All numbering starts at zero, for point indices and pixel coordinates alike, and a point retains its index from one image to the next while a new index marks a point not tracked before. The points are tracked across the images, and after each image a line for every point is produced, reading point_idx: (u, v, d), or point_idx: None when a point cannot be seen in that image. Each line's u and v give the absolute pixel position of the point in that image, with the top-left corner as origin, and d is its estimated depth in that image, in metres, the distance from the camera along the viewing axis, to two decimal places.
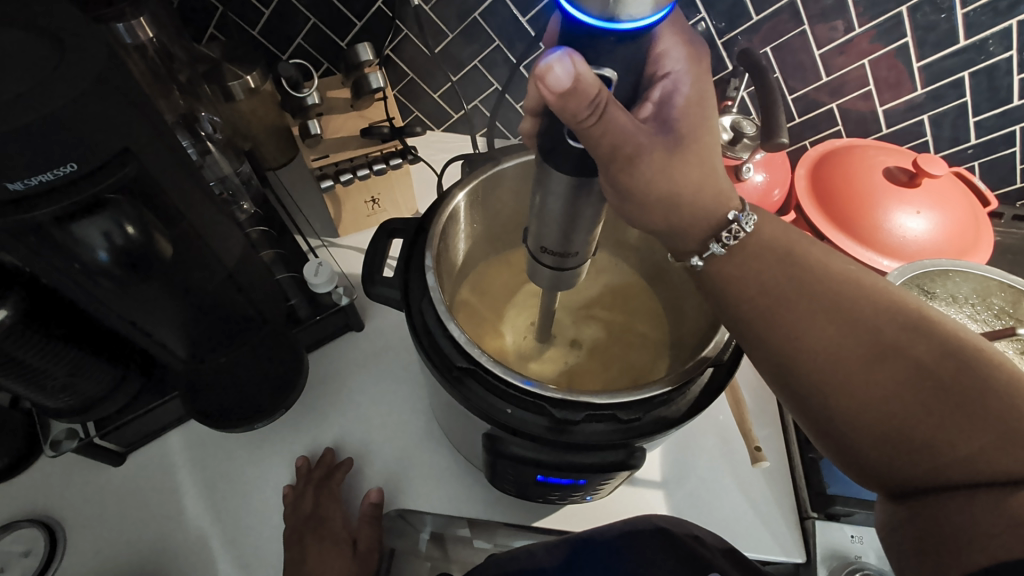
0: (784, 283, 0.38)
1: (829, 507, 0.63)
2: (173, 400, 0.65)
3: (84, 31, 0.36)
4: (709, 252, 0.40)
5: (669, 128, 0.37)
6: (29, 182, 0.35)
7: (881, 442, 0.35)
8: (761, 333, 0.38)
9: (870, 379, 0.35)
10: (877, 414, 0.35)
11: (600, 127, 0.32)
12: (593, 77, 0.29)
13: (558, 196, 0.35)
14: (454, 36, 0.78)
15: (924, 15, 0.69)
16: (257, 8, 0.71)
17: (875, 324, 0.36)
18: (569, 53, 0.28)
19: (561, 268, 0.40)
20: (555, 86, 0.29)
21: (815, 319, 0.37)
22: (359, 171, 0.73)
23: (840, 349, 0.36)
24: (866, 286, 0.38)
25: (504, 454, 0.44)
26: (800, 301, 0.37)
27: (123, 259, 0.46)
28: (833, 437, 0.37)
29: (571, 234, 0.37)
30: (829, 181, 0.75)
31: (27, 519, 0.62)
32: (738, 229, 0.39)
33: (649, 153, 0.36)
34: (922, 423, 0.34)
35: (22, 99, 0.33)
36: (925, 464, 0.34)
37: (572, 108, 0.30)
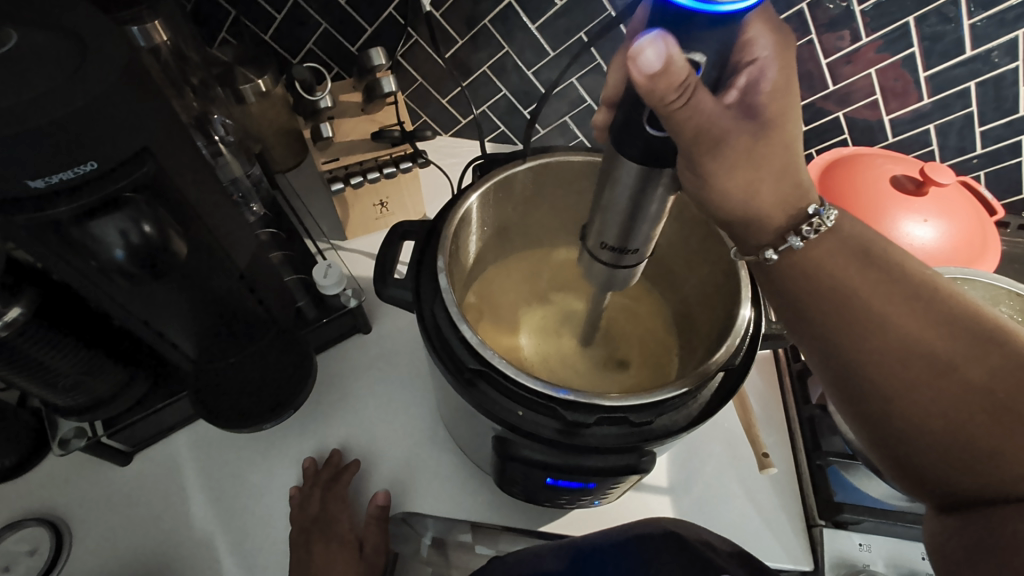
0: (850, 283, 0.37)
1: (837, 515, 0.62)
2: (183, 399, 0.64)
3: (105, 33, 0.36)
4: (787, 245, 0.38)
5: (754, 113, 0.37)
6: (49, 180, 0.36)
7: (941, 452, 0.35)
8: (822, 338, 0.38)
9: (937, 387, 0.35)
10: (941, 423, 0.35)
11: (688, 109, 0.32)
12: (685, 62, 0.30)
13: (627, 185, 0.36)
14: (463, 42, 0.79)
15: (931, 26, 0.69)
16: (270, 13, 0.72)
17: (950, 339, 0.35)
18: (663, 36, 0.29)
19: (616, 265, 0.42)
20: (645, 68, 0.29)
21: (884, 325, 0.36)
22: (369, 174, 0.74)
23: (908, 357, 0.35)
24: (935, 295, 0.36)
25: (515, 457, 0.44)
26: (866, 311, 0.36)
27: (140, 259, 0.45)
28: (890, 442, 0.37)
29: (632, 228, 0.39)
30: (850, 184, 0.74)
31: (33, 518, 0.62)
32: (820, 223, 0.38)
33: (733, 137, 0.35)
34: (988, 436, 0.33)
35: (47, 97, 0.33)
36: (985, 475, 0.34)
37: (660, 90, 0.30)
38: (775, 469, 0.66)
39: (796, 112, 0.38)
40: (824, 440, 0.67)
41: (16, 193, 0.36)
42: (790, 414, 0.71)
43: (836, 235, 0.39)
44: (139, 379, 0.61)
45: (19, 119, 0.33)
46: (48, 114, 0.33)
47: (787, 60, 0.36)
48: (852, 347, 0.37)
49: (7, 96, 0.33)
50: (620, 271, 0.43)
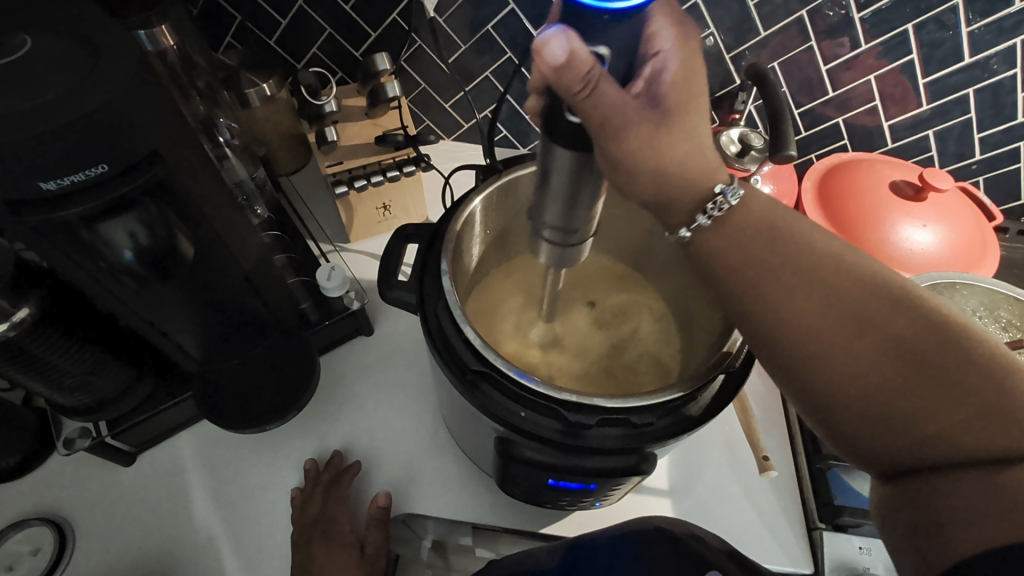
0: (764, 260, 0.38)
1: (837, 518, 0.63)
2: (187, 401, 0.65)
3: (118, 39, 0.37)
4: (696, 224, 0.40)
5: (657, 102, 0.38)
6: (62, 182, 0.37)
7: (866, 418, 0.35)
8: (744, 310, 0.39)
9: (851, 348, 0.35)
10: (863, 387, 0.34)
11: (592, 99, 0.32)
12: (589, 55, 0.30)
13: (562, 174, 0.37)
14: (466, 48, 0.80)
15: (930, 33, 0.70)
16: (276, 18, 0.73)
17: (858, 302, 0.35)
18: (564, 31, 0.29)
19: (563, 244, 0.42)
20: (550, 59, 0.30)
21: (796, 294, 0.36)
22: (372, 177, 0.75)
23: (820, 323, 0.36)
24: (851, 264, 0.37)
25: (517, 457, 0.45)
26: (779, 279, 0.37)
27: (147, 260, 0.47)
28: (821, 414, 0.37)
29: (572, 212, 0.39)
30: (835, 186, 0.76)
31: (36, 517, 0.62)
32: (724, 202, 0.39)
33: (635, 126, 0.36)
34: (906, 397, 0.33)
35: (61, 99, 0.34)
36: (909, 437, 0.33)
37: (566, 81, 0.31)
38: (775, 472, 0.66)
39: (701, 101, 0.40)
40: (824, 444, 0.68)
41: (29, 194, 0.37)
42: (791, 417, 0.71)
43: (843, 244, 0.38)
44: (144, 379, 0.62)
45: (34, 121, 0.33)
46: (61, 117, 0.34)
47: (689, 52, 0.38)
48: (771, 320, 0.37)
49: (23, 99, 0.33)
50: (569, 251, 0.43)
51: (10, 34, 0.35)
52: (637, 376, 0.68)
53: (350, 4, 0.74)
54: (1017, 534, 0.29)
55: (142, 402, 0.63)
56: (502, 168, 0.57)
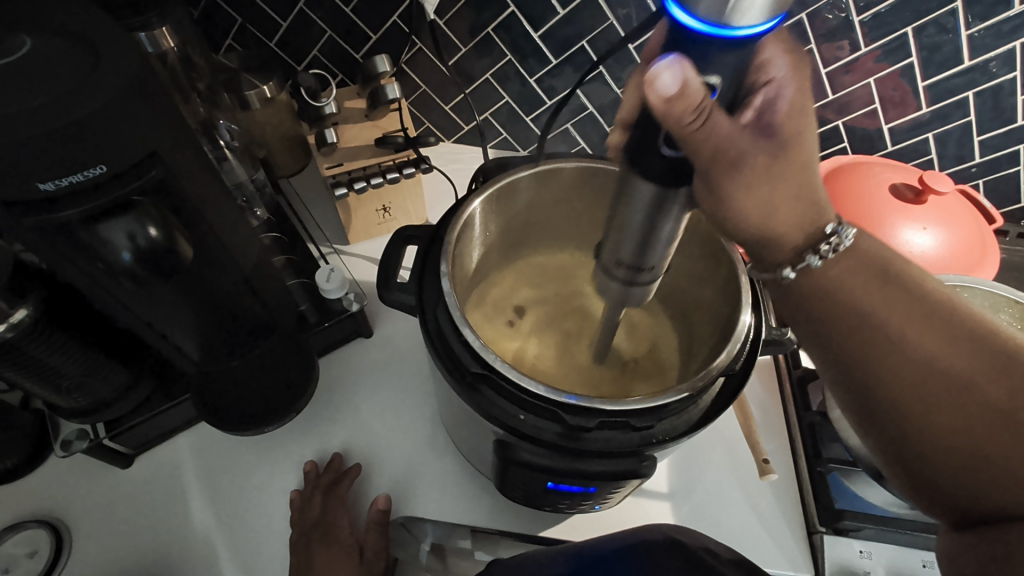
0: (876, 309, 0.36)
1: (837, 522, 0.62)
2: (185, 402, 0.65)
3: (119, 40, 0.37)
4: (805, 264, 0.37)
5: (771, 133, 0.36)
6: (60, 182, 0.37)
7: (957, 469, 0.35)
8: (845, 355, 0.37)
9: (957, 405, 0.35)
10: (959, 440, 0.35)
11: (702, 131, 0.32)
12: (700, 86, 0.30)
13: (642, 206, 0.36)
14: (467, 50, 0.80)
15: (929, 36, 0.70)
16: (276, 20, 0.73)
17: (970, 358, 0.35)
18: (679, 60, 0.29)
19: (631, 283, 0.43)
20: (662, 91, 0.30)
21: (906, 343, 0.36)
22: (372, 179, 0.74)
23: (926, 375, 0.35)
24: (962, 316, 0.36)
25: (515, 461, 0.45)
26: (892, 331, 0.36)
27: (146, 261, 0.46)
28: (906, 457, 0.37)
29: (647, 249, 0.39)
30: (863, 190, 0.74)
31: (34, 519, 0.62)
32: (839, 242, 0.37)
33: (750, 159, 0.35)
34: (1009, 461, 0.34)
35: (59, 101, 0.34)
36: (998, 491, 0.34)
37: (676, 113, 0.31)
38: (775, 475, 0.65)
39: (814, 126, 0.37)
40: (824, 445, 0.67)
41: (27, 195, 0.37)
42: (790, 421, 0.71)
43: (886, 262, 0.37)
44: (143, 381, 0.62)
45: (31, 123, 0.33)
46: (59, 118, 0.34)
47: (804, 78, 0.35)
48: (872, 366, 0.37)
49: (23, 99, 0.33)
50: (635, 289, 0.44)
51: (9, 35, 0.35)
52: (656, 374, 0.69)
53: (350, 7, 0.74)
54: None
55: (141, 403, 0.62)
56: (500, 171, 0.57)
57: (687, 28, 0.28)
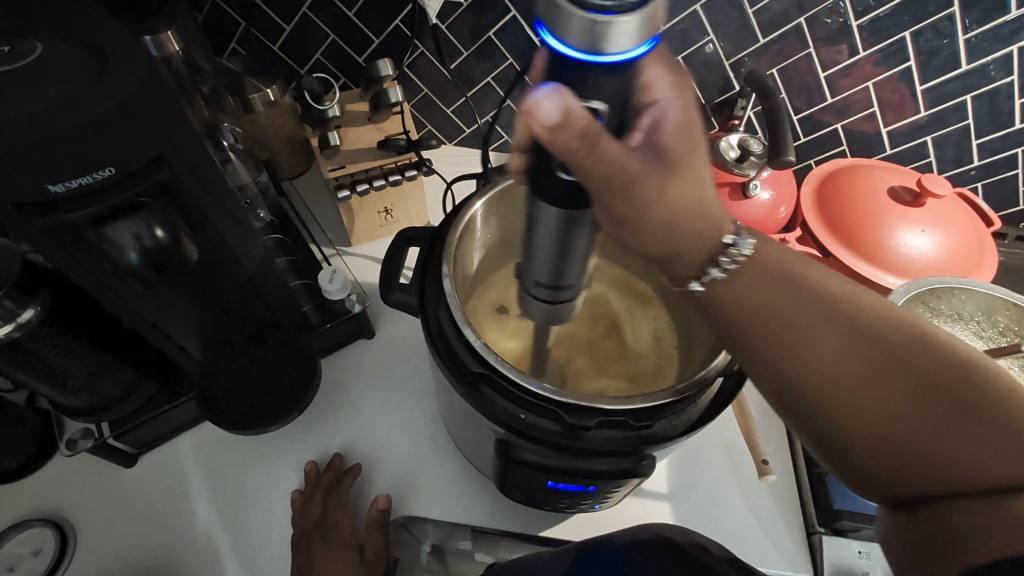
0: (765, 293, 0.37)
1: (836, 522, 0.63)
2: (189, 402, 0.65)
3: (126, 44, 0.38)
4: (709, 277, 0.38)
5: (660, 154, 0.36)
6: (69, 184, 0.37)
7: (878, 452, 0.33)
8: (752, 346, 0.37)
9: (872, 390, 0.33)
10: (874, 418, 0.33)
11: (592, 157, 0.30)
12: (584, 111, 0.28)
13: (551, 226, 0.35)
14: (468, 54, 0.81)
15: (927, 40, 0.71)
16: (279, 24, 0.74)
17: (877, 340, 0.34)
18: (556, 88, 0.27)
19: (553, 300, 0.44)
20: (545, 120, 0.28)
21: (796, 322, 0.35)
22: (375, 181, 0.75)
23: (823, 352, 0.34)
24: (860, 300, 0.36)
25: (516, 460, 0.45)
26: (795, 318, 0.35)
27: (153, 262, 0.47)
28: (830, 446, 0.35)
29: (564, 268, 0.40)
30: (837, 204, 0.76)
31: (38, 518, 0.63)
32: (737, 254, 0.38)
33: (644, 180, 0.35)
34: (932, 442, 0.31)
35: (68, 104, 0.35)
36: (931, 476, 0.31)
37: (563, 140, 0.29)
38: (774, 475, 0.66)
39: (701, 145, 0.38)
40: None
41: (37, 197, 0.37)
42: None
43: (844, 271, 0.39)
44: (147, 380, 0.62)
45: (42, 126, 0.34)
46: (69, 122, 0.35)
47: (686, 96, 0.35)
48: (777, 349, 0.36)
49: (32, 102, 0.34)
50: (560, 305, 0.45)
51: (19, 39, 0.36)
52: (664, 362, 0.69)
53: (353, 11, 0.75)
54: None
55: (145, 403, 0.63)
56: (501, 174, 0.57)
57: (564, 58, 0.27)
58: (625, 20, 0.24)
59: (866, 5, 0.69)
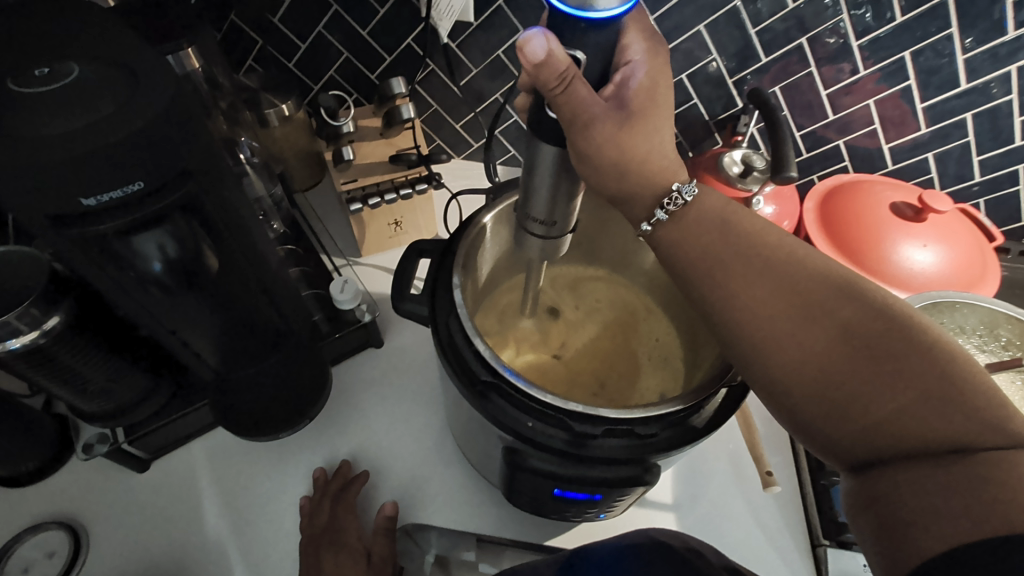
0: (721, 250, 0.41)
1: (841, 535, 0.63)
2: (202, 408, 0.67)
3: (156, 66, 0.39)
4: (655, 218, 0.43)
5: (623, 105, 0.39)
6: (100, 199, 0.39)
7: (821, 408, 0.37)
8: (705, 291, 0.41)
9: (803, 337, 0.37)
10: (816, 376, 0.37)
11: (568, 96, 0.35)
12: (565, 56, 0.33)
13: (546, 167, 0.39)
14: (478, 71, 0.83)
15: (927, 60, 0.72)
16: (295, 43, 0.77)
17: (808, 294, 0.38)
18: (545, 32, 0.33)
19: (548, 237, 0.44)
20: (531, 56, 0.33)
21: (748, 291, 0.39)
22: (386, 195, 0.77)
23: (770, 315, 0.39)
24: (799, 256, 0.40)
25: (524, 467, 0.46)
26: (739, 271, 0.40)
27: (175, 271, 0.49)
28: (781, 404, 0.39)
29: (555, 204, 0.41)
30: (834, 211, 0.78)
31: (53, 521, 0.64)
32: (679, 197, 0.42)
33: (604, 121, 0.37)
34: (858, 384, 0.35)
35: (103, 123, 0.37)
36: (861, 419, 0.35)
37: (544, 77, 0.34)
38: (778, 487, 0.66)
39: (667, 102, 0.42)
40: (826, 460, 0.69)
41: (70, 210, 0.39)
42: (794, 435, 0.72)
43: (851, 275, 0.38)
44: (162, 387, 0.64)
45: (76, 144, 0.36)
46: (102, 141, 0.36)
47: (658, 64, 0.40)
48: (733, 313, 0.40)
49: (68, 121, 0.36)
50: (552, 246, 0.46)
51: (55, 61, 0.38)
52: (671, 381, 0.70)
53: (367, 30, 0.77)
54: (984, 531, 0.30)
55: (159, 409, 0.65)
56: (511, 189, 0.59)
57: (556, 10, 0.32)
58: None
59: (866, 26, 0.71)
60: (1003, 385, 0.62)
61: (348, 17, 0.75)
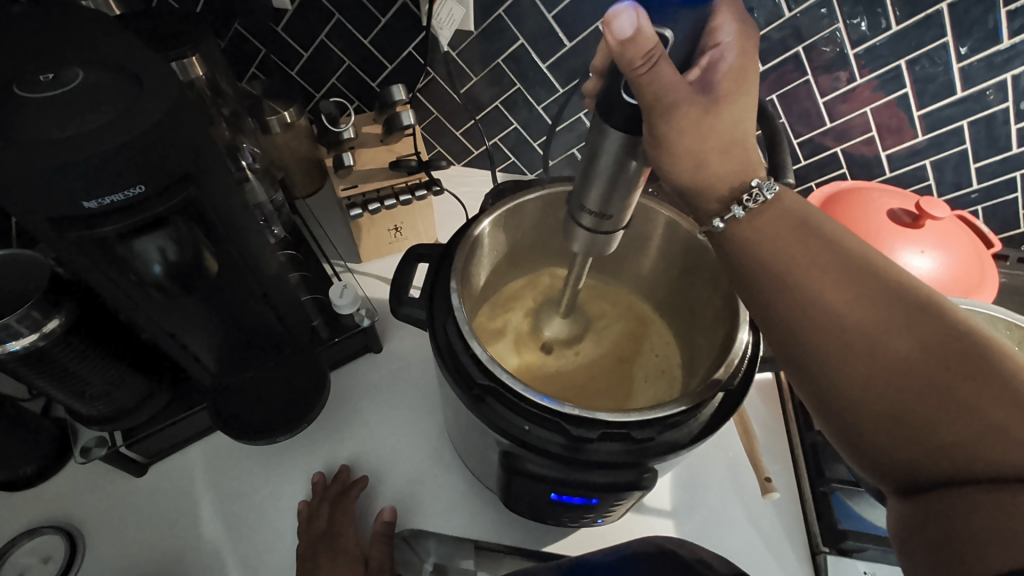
0: (790, 258, 0.38)
1: (841, 543, 0.62)
2: (200, 412, 0.67)
3: (160, 71, 0.40)
4: (731, 214, 0.40)
5: (709, 90, 0.37)
6: (102, 202, 0.40)
7: (883, 424, 0.34)
8: (769, 296, 0.38)
9: (871, 357, 0.34)
10: (883, 389, 0.34)
11: (652, 76, 0.34)
12: (653, 35, 0.33)
13: (611, 152, 0.39)
14: (478, 79, 0.84)
15: (922, 69, 0.73)
16: (298, 51, 0.78)
17: (882, 309, 0.35)
18: (635, 8, 0.33)
19: (596, 230, 0.45)
20: (618, 33, 0.33)
21: (813, 293, 0.36)
22: (386, 201, 0.77)
23: (836, 330, 0.35)
24: (876, 273, 0.36)
25: (520, 471, 0.46)
26: (807, 282, 0.37)
27: (175, 275, 0.49)
28: (836, 415, 0.36)
29: (610, 196, 0.42)
30: (846, 217, 0.77)
31: (50, 525, 0.64)
32: (759, 194, 0.39)
33: (686, 107, 0.36)
34: (928, 411, 0.32)
35: (109, 126, 0.37)
36: (926, 447, 0.32)
37: (629, 56, 0.33)
38: (777, 494, 0.66)
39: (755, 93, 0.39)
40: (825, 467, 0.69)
41: (72, 213, 0.40)
42: (793, 441, 0.72)
43: None
44: (161, 391, 0.64)
45: (79, 147, 0.36)
46: (104, 144, 0.37)
47: (749, 45, 0.37)
48: (791, 325, 0.37)
49: (73, 126, 0.37)
50: (600, 239, 0.46)
51: (62, 67, 0.38)
52: (669, 390, 0.70)
53: (368, 38, 0.78)
54: None
55: (157, 413, 0.65)
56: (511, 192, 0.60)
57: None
58: None
59: (862, 35, 0.71)
60: None
61: (350, 26, 0.76)
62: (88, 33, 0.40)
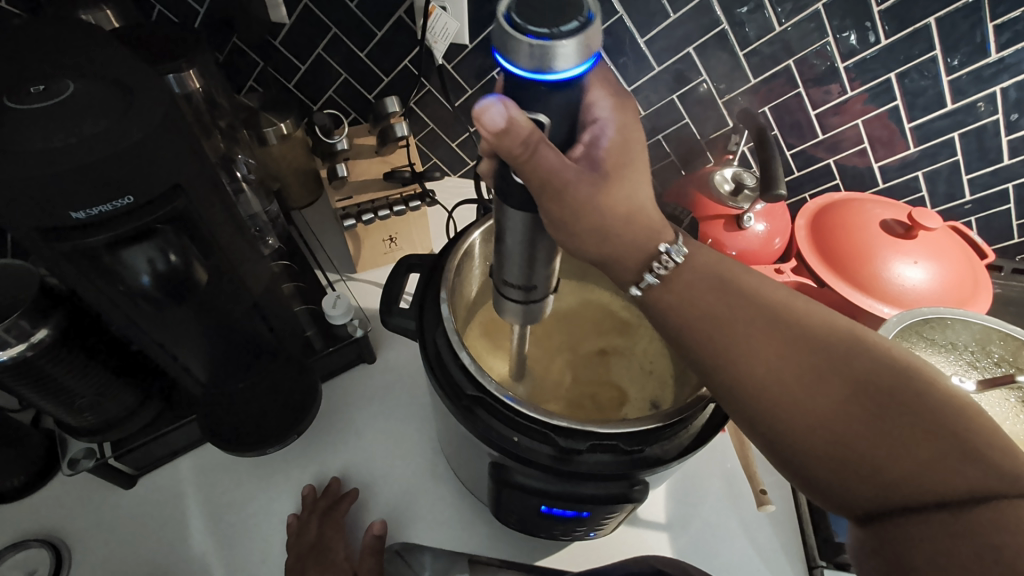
0: (735, 300, 0.39)
1: (838, 556, 0.62)
2: (191, 423, 0.66)
3: (152, 84, 0.40)
4: (645, 282, 0.41)
5: (597, 165, 0.37)
6: (90, 212, 0.40)
7: (834, 463, 0.35)
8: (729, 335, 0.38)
9: (811, 393, 0.35)
10: (829, 429, 0.35)
11: (533, 163, 0.32)
12: (528, 121, 0.30)
13: (516, 231, 0.38)
14: (473, 91, 0.85)
15: (912, 81, 0.74)
16: (295, 64, 0.79)
17: (814, 346, 0.37)
18: (503, 99, 0.30)
19: (527, 301, 0.43)
20: (490, 126, 0.30)
21: (749, 344, 0.38)
22: (380, 212, 0.77)
23: (776, 368, 0.37)
24: (800, 310, 0.39)
25: (511, 483, 0.46)
26: (742, 321, 0.38)
27: (164, 285, 0.49)
28: (786, 457, 0.37)
29: (531, 270, 0.40)
30: (827, 236, 0.78)
31: (36, 538, 0.63)
32: (669, 260, 0.40)
33: (577, 183, 0.35)
34: (870, 443, 0.33)
35: (98, 135, 0.37)
36: (875, 480, 0.33)
37: (506, 147, 0.31)
38: (773, 506, 0.65)
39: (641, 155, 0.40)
40: None
41: (60, 223, 0.40)
42: None
43: None
44: (151, 403, 0.64)
45: (66, 158, 0.36)
46: (90, 155, 0.37)
47: (626, 121, 0.38)
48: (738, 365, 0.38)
49: (61, 136, 0.37)
50: (534, 306, 0.44)
51: (54, 79, 0.38)
52: (661, 389, 0.69)
53: (365, 52, 0.79)
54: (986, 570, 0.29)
55: (148, 424, 0.64)
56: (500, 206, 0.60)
57: (510, 75, 0.29)
58: (561, 44, 0.26)
59: (853, 48, 0.72)
60: (996, 401, 0.63)
61: (346, 39, 0.77)
62: (83, 45, 0.41)
